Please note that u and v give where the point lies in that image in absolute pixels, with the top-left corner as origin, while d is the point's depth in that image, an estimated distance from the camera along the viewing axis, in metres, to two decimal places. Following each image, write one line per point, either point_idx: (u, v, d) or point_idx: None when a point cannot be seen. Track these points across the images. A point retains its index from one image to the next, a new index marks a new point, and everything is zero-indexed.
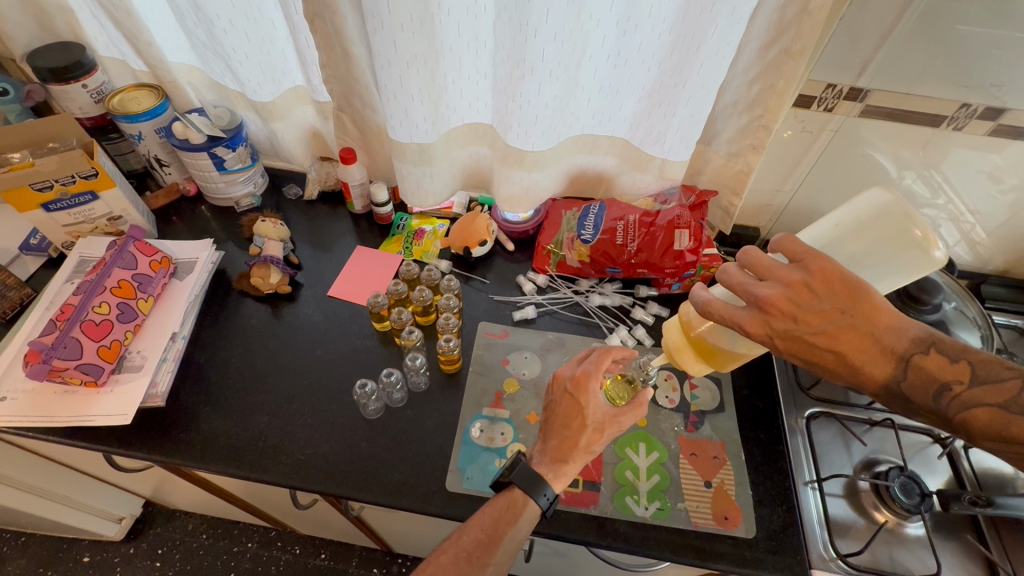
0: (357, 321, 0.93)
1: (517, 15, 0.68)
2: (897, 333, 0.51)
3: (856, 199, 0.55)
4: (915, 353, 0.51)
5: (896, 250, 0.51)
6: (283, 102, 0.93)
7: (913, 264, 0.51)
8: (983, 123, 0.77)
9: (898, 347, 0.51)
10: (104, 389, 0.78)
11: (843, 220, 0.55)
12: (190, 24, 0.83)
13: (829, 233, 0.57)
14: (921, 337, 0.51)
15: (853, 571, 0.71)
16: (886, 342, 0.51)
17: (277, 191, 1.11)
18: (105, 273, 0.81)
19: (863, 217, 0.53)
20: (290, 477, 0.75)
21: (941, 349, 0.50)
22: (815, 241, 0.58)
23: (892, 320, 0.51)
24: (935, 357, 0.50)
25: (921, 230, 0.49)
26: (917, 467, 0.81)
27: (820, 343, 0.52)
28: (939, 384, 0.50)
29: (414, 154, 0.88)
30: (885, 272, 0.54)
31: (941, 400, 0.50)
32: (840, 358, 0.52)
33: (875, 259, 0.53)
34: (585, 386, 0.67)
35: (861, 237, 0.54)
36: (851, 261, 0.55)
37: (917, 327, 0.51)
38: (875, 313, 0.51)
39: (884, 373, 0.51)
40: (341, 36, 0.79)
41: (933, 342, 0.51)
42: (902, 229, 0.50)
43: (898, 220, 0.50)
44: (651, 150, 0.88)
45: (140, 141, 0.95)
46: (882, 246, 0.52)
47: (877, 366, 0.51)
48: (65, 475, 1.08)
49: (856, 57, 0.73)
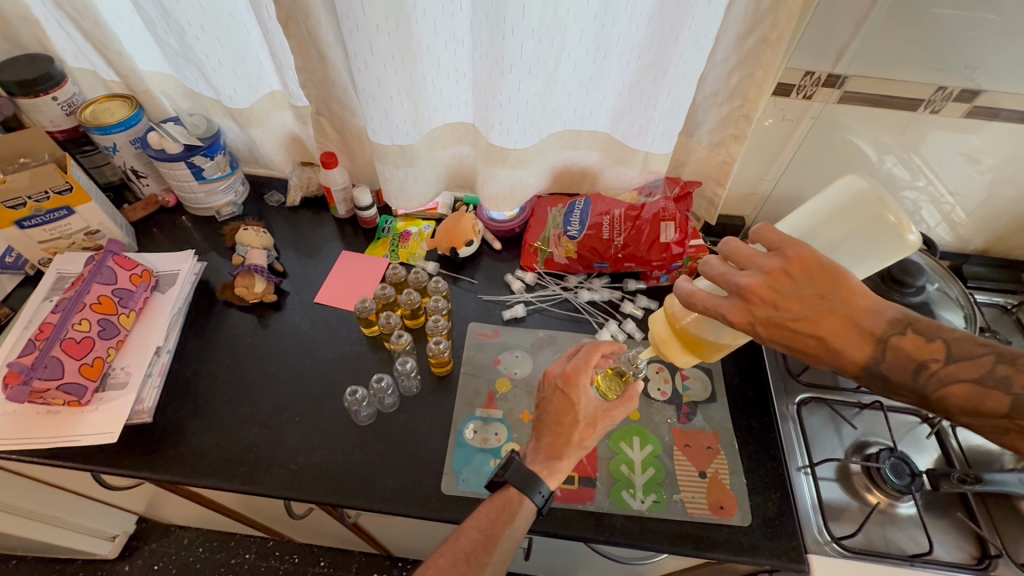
0: (346, 326, 0.92)
1: (493, 12, 0.68)
2: (874, 315, 0.51)
3: (832, 187, 0.55)
4: (892, 334, 0.50)
5: (871, 236, 0.51)
6: (261, 108, 0.92)
7: (888, 250, 0.51)
8: (959, 106, 0.78)
9: (876, 329, 0.50)
10: (89, 408, 0.77)
11: (820, 208, 0.56)
12: (160, 32, 0.82)
13: (806, 222, 0.57)
14: (898, 318, 0.50)
15: (848, 553, 0.72)
16: (864, 325, 0.50)
17: (258, 198, 1.09)
18: (84, 290, 0.80)
19: (839, 204, 0.54)
20: (283, 488, 0.74)
21: (918, 329, 0.50)
22: (793, 230, 0.58)
23: (870, 303, 0.50)
24: (913, 338, 0.50)
25: (896, 215, 0.49)
26: (906, 447, 0.82)
27: (801, 329, 0.51)
28: (916, 362, 0.49)
29: (396, 156, 0.87)
30: (861, 258, 0.54)
31: (918, 378, 0.49)
32: (821, 342, 0.51)
33: (852, 246, 0.54)
34: (575, 382, 0.67)
35: (838, 224, 0.54)
36: (828, 249, 0.56)
37: (894, 308, 0.51)
38: (852, 296, 0.50)
39: (864, 356, 0.51)
40: (316, 39, 0.78)
41: (910, 323, 0.50)
42: (878, 214, 0.50)
43: (873, 206, 0.51)
44: (634, 143, 0.89)
45: (115, 152, 0.93)
46: (857, 232, 0.53)
47: (856, 349, 0.51)
48: (53, 495, 1.06)
49: (833, 44, 0.74)
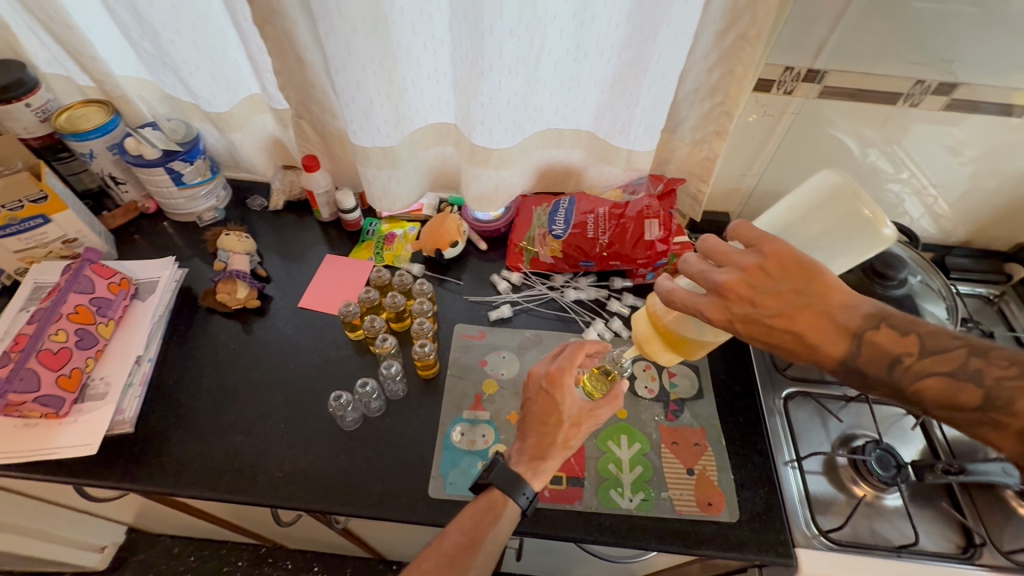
0: (330, 331, 0.91)
1: (471, 12, 0.67)
2: (850, 310, 0.50)
3: (810, 184, 0.56)
4: (868, 328, 0.50)
5: (846, 231, 0.52)
6: (240, 111, 0.90)
7: (863, 245, 0.51)
8: (937, 99, 0.79)
9: (852, 324, 0.50)
10: (68, 420, 0.76)
11: (798, 204, 0.56)
12: (135, 36, 0.80)
13: (785, 217, 0.57)
14: (872, 313, 0.50)
15: (835, 546, 0.72)
16: (840, 320, 0.50)
17: (241, 203, 1.08)
18: (60, 300, 0.78)
19: (816, 199, 0.54)
20: (269, 496, 0.74)
21: (893, 323, 0.50)
22: (772, 226, 0.59)
23: (846, 298, 0.51)
24: (887, 332, 0.49)
25: (871, 209, 0.49)
26: (891, 439, 0.82)
27: (778, 325, 0.51)
28: (892, 356, 0.49)
29: (378, 158, 0.86)
30: (836, 254, 0.54)
31: (893, 372, 0.49)
32: (798, 338, 0.51)
33: (827, 241, 0.54)
34: (559, 382, 0.67)
35: (815, 220, 0.54)
36: (805, 244, 0.56)
37: (869, 303, 0.51)
38: (828, 291, 0.51)
39: (841, 351, 0.50)
40: (293, 41, 0.77)
41: (884, 317, 0.50)
42: (854, 208, 0.51)
43: (849, 201, 0.51)
44: (617, 141, 0.88)
45: (92, 159, 0.92)
46: (834, 227, 0.53)
47: (833, 344, 0.50)
48: (39, 509, 1.04)
49: (812, 39, 0.74)
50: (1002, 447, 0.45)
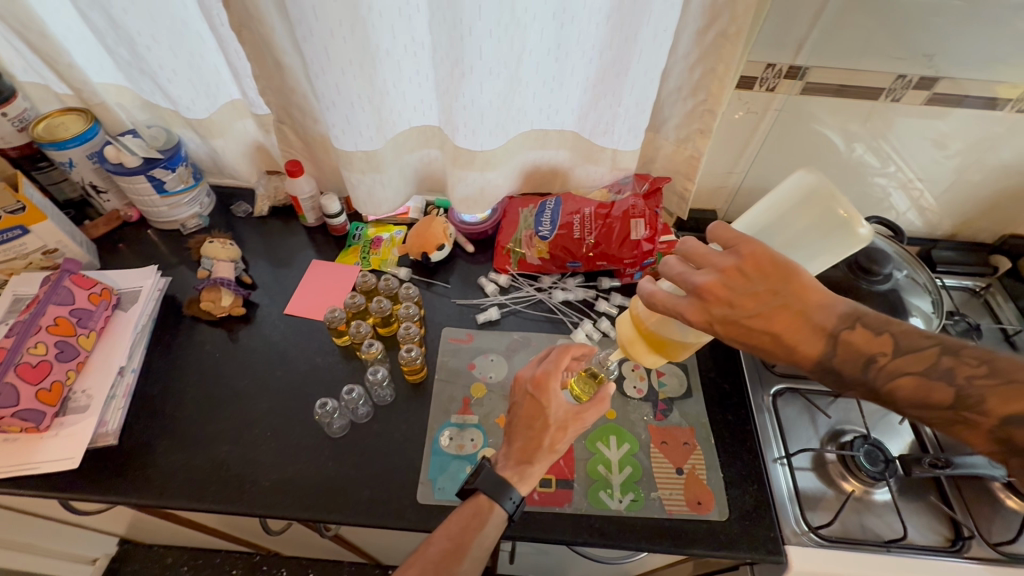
0: (317, 337, 0.90)
1: (450, 13, 0.67)
2: (825, 310, 0.51)
3: (784, 183, 0.55)
4: (843, 328, 0.50)
5: (822, 231, 0.52)
6: (221, 118, 0.89)
7: (839, 245, 0.51)
8: (919, 93, 0.79)
9: (828, 324, 0.51)
10: (49, 433, 0.75)
11: (773, 205, 0.56)
12: (111, 43, 0.79)
13: (761, 219, 0.57)
14: (847, 313, 0.51)
15: (824, 543, 0.72)
16: (816, 320, 0.51)
17: (225, 210, 1.07)
18: (39, 312, 0.77)
19: (791, 200, 0.54)
20: (256, 505, 0.73)
21: (867, 323, 0.50)
22: (748, 227, 0.58)
23: (822, 298, 0.51)
24: (861, 332, 0.50)
25: (845, 209, 0.50)
26: (880, 433, 0.82)
27: (755, 326, 0.52)
28: (866, 357, 0.50)
29: (361, 162, 0.85)
30: (814, 254, 0.54)
31: (868, 372, 0.50)
32: (775, 339, 0.52)
33: (804, 242, 0.54)
34: (545, 386, 0.67)
35: (791, 221, 0.54)
36: (782, 245, 0.56)
37: (844, 303, 0.52)
38: (805, 291, 0.51)
39: (817, 351, 0.51)
40: (271, 46, 0.76)
41: (858, 317, 0.51)
42: (828, 209, 0.51)
43: (824, 201, 0.51)
44: (601, 141, 0.88)
45: (72, 168, 0.91)
46: (810, 228, 0.53)
47: (810, 344, 0.51)
48: (28, 525, 1.03)
49: (793, 36, 0.74)
50: (973, 444, 0.47)
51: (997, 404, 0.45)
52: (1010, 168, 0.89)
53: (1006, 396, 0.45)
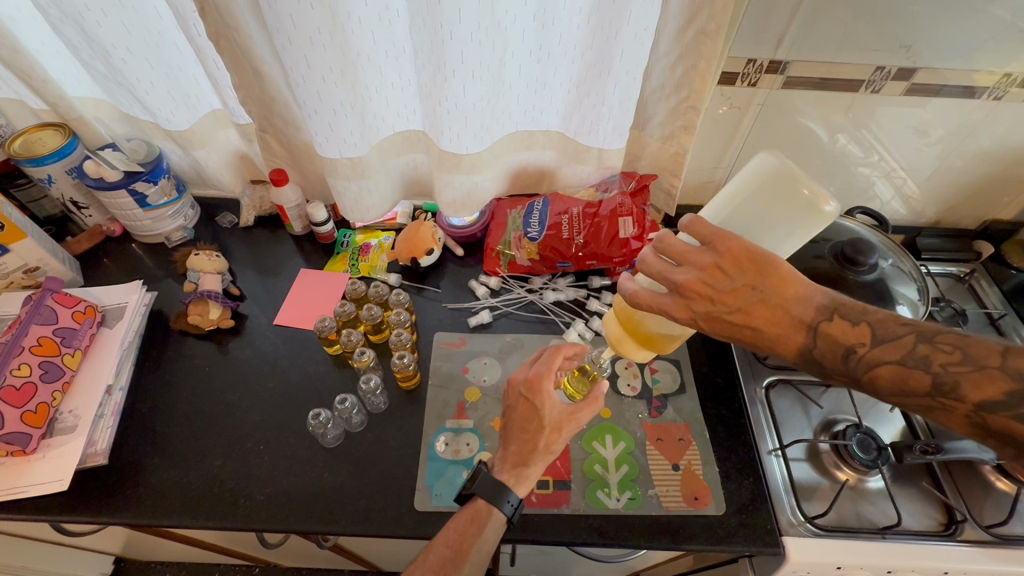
0: (308, 346, 0.90)
1: (430, 17, 0.66)
2: (803, 302, 0.52)
3: (744, 169, 0.55)
4: (821, 320, 0.51)
5: (789, 214, 0.52)
6: (202, 128, 0.88)
7: (808, 223, 0.52)
8: (898, 84, 0.80)
9: (805, 317, 0.52)
10: (37, 456, 0.74)
11: (736, 193, 0.56)
12: (85, 56, 0.78)
13: (726, 208, 0.57)
14: (825, 304, 0.52)
15: (821, 532, 0.72)
16: (794, 313, 0.52)
17: (211, 221, 1.06)
18: (22, 332, 0.76)
19: (754, 185, 0.54)
20: (251, 520, 0.72)
21: (844, 314, 0.51)
22: (715, 217, 0.58)
23: (799, 290, 0.52)
24: (839, 323, 0.51)
25: (809, 189, 0.50)
26: (872, 421, 0.83)
27: (737, 321, 0.53)
28: (845, 347, 0.51)
29: (346, 169, 0.84)
30: (784, 236, 0.54)
31: (847, 363, 0.51)
32: (756, 332, 0.54)
33: (773, 227, 0.54)
34: (538, 388, 0.67)
35: (758, 206, 0.54)
36: (751, 232, 0.56)
37: (822, 294, 0.53)
38: (783, 284, 0.52)
39: (797, 343, 0.52)
40: (250, 55, 0.75)
41: (836, 308, 0.52)
42: (792, 190, 0.51)
43: (787, 182, 0.51)
44: (587, 140, 0.88)
45: (51, 184, 0.89)
46: (777, 211, 0.53)
47: (790, 337, 0.52)
48: (24, 549, 1.01)
49: (773, 31, 0.74)
50: (953, 428, 0.48)
51: (971, 389, 0.46)
52: (990, 154, 0.90)
53: (979, 381, 0.46)
